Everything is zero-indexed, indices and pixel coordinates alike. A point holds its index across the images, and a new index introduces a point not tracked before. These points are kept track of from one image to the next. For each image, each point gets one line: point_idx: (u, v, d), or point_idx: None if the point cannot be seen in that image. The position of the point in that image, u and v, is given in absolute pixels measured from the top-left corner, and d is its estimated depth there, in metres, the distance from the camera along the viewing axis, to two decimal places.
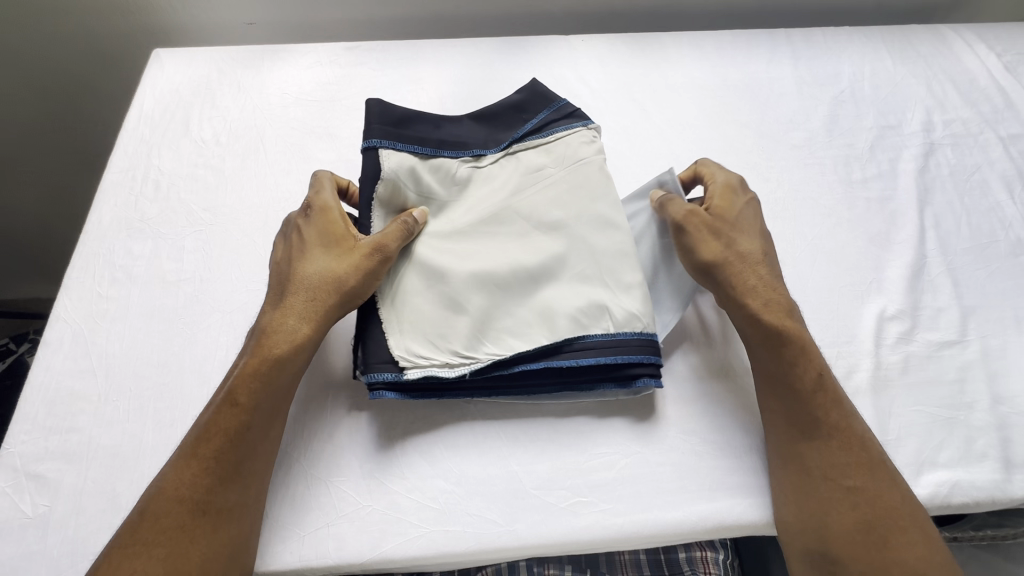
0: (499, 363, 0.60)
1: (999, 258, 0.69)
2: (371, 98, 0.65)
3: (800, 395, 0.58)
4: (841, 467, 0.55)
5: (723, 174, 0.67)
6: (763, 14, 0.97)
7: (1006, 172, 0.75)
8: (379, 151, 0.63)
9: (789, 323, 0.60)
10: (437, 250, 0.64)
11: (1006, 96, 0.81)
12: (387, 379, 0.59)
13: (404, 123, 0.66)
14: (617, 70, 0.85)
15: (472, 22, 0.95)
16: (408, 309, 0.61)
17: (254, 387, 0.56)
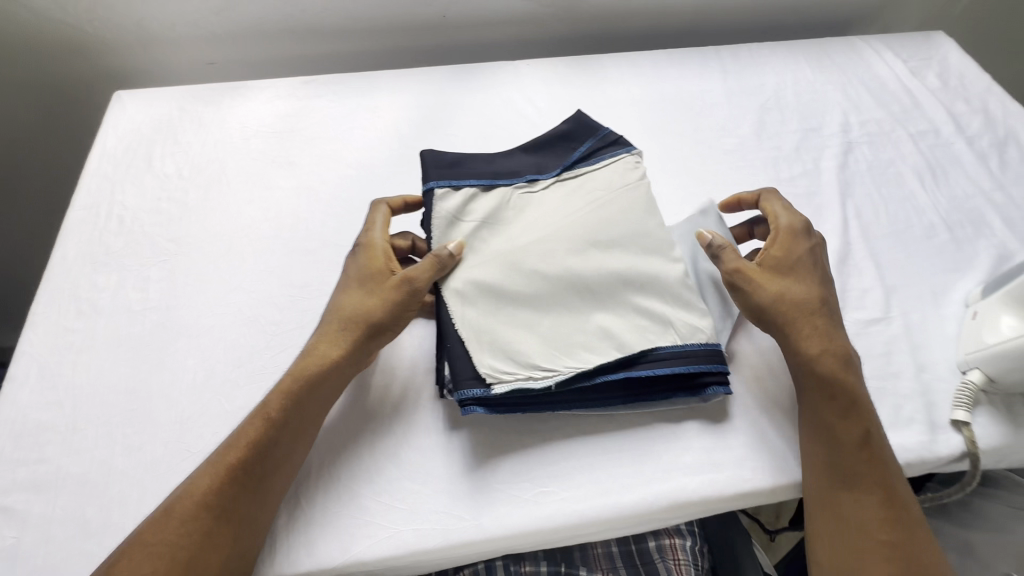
0: (583, 374, 0.59)
1: (916, 240, 0.77)
2: (421, 151, 0.70)
3: (839, 422, 0.57)
4: (866, 493, 0.54)
5: (784, 218, 0.66)
6: (703, 33, 1.08)
7: (917, 164, 0.85)
8: (436, 192, 0.67)
9: (844, 374, 0.59)
10: (504, 273, 0.64)
11: (912, 98, 0.94)
12: (477, 395, 0.57)
13: (458, 164, 0.70)
14: (561, 90, 0.93)
15: (424, 53, 1.03)
16: (475, 328, 0.60)
17: (288, 412, 0.55)
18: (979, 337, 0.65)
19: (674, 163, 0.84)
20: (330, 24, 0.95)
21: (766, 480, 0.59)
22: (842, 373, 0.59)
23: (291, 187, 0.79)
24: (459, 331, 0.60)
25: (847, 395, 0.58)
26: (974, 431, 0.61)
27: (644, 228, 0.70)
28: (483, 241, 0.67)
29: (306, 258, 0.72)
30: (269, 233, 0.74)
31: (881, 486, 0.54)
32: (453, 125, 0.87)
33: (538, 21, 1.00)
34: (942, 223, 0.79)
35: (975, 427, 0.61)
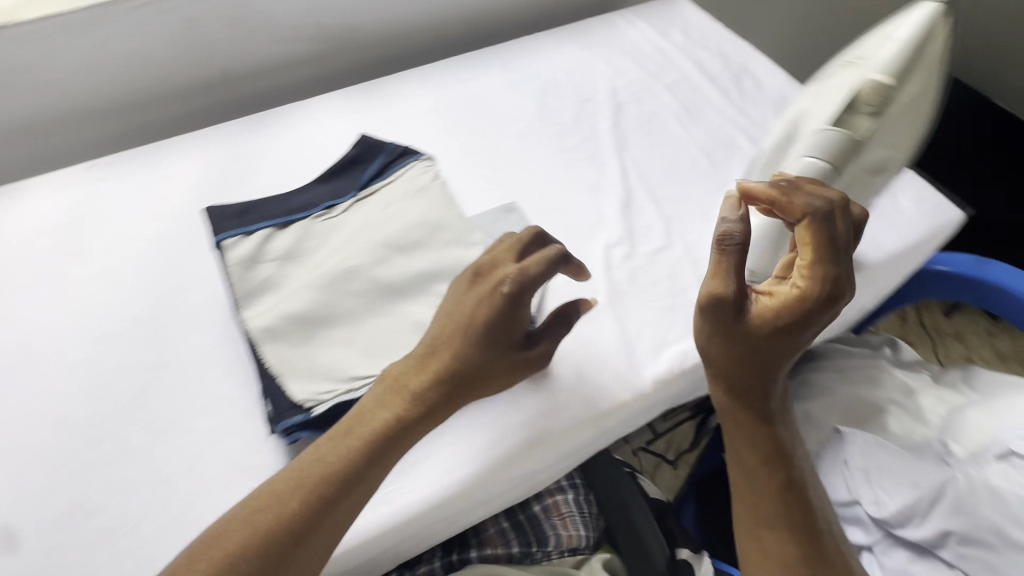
0: None
1: (683, 173, 0.89)
2: (204, 210, 0.71)
3: (762, 468, 0.65)
4: (783, 530, 0.64)
5: (813, 284, 0.58)
6: (483, 36, 1.17)
7: (676, 109, 0.98)
8: (226, 244, 0.67)
9: (776, 431, 0.66)
10: (312, 298, 0.66)
11: (663, 55, 1.08)
12: (298, 421, 0.58)
13: (244, 213, 0.72)
14: (355, 115, 0.96)
15: (217, 111, 1.03)
16: (286, 361, 0.61)
17: (383, 449, 0.55)
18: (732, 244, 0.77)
19: (469, 156, 0.90)
20: (105, 103, 0.93)
21: (586, 413, 0.67)
22: (765, 430, 0.66)
23: (88, 276, 0.76)
24: (271, 368, 0.61)
25: (772, 442, 0.66)
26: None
27: (444, 223, 0.76)
28: (285, 274, 0.68)
29: (115, 340, 0.70)
30: (70, 327, 0.71)
31: (796, 520, 0.64)
32: (253, 172, 0.88)
33: (324, 57, 1.05)
34: (702, 153, 0.91)
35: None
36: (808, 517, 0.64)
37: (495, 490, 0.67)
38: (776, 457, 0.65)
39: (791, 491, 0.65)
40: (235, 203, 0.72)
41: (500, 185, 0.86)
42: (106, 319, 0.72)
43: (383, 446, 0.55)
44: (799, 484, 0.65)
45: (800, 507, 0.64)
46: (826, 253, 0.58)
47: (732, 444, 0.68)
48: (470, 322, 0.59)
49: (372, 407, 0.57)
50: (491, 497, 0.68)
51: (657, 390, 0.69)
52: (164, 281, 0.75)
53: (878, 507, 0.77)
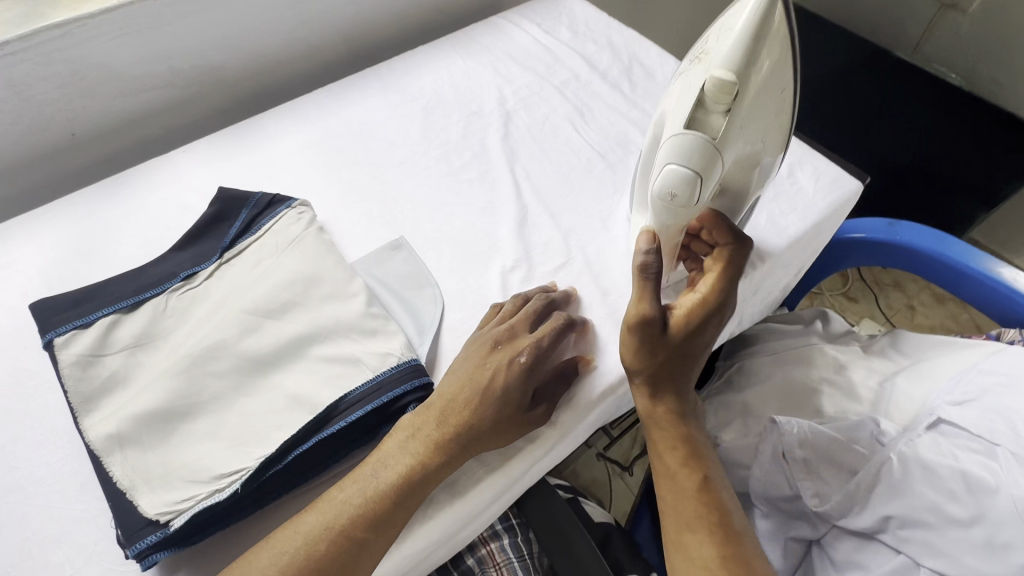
0: (271, 459, 0.55)
1: (579, 180, 0.84)
2: (31, 303, 0.62)
3: (677, 469, 0.61)
4: (701, 536, 0.57)
5: (714, 292, 0.63)
6: (362, 56, 1.10)
7: (567, 111, 0.94)
8: (58, 341, 0.59)
9: (687, 430, 0.63)
10: (167, 388, 0.58)
11: (550, 54, 1.03)
12: (153, 540, 0.50)
13: (82, 300, 0.63)
14: (223, 163, 0.88)
15: (72, 178, 0.93)
16: (137, 469, 0.54)
17: (405, 497, 0.55)
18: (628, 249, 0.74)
19: (350, 192, 0.83)
20: None
21: (493, 463, 0.62)
22: (677, 426, 0.63)
23: None
24: (120, 481, 0.53)
25: (685, 443, 0.62)
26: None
27: (320, 275, 0.69)
28: (136, 364, 0.60)
29: None
30: None
31: (715, 525, 0.58)
32: (110, 245, 0.79)
33: (185, 103, 0.96)
34: (597, 154, 0.87)
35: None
36: (727, 520, 0.58)
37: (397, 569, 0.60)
38: (690, 455, 0.61)
39: (709, 498, 0.59)
40: (71, 290, 0.64)
41: (385, 220, 0.80)
42: None
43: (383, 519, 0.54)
44: (717, 485, 0.61)
45: (716, 510, 0.59)
46: (721, 267, 0.64)
47: (651, 447, 0.64)
48: (481, 391, 0.59)
49: (365, 481, 0.55)
50: (396, 575, 0.61)
51: (567, 424, 0.65)
52: (8, 388, 0.66)
53: (820, 500, 0.75)
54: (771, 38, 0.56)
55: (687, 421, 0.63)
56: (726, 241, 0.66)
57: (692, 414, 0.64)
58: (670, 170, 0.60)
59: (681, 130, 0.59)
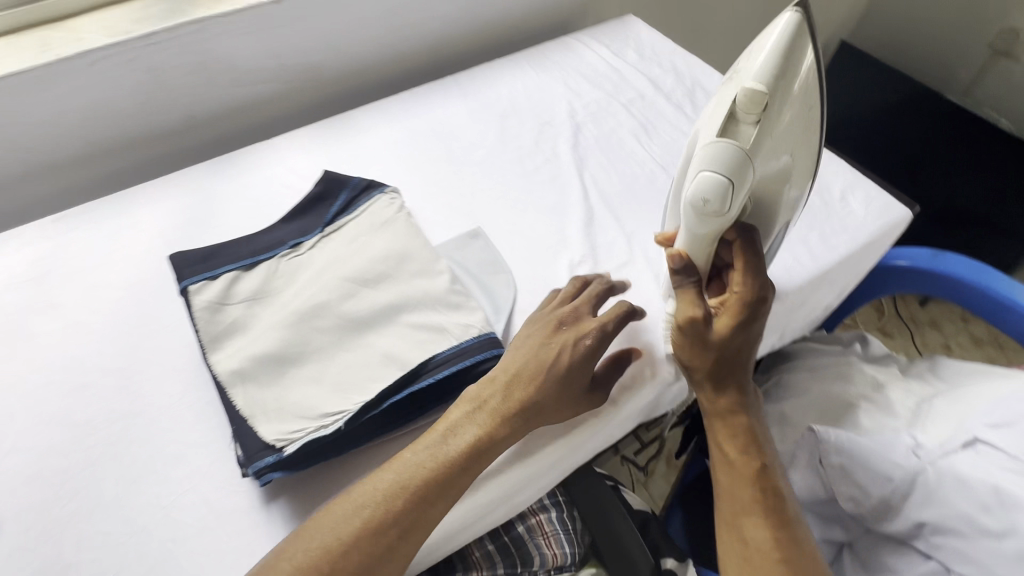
0: (369, 405, 0.62)
1: (642, 190, 0.91)
2: (169, 256, 0.72)
3: (736, 454, 0.67)
4: (756, 515, 0.63)
5: (749, 288, 0.65)
6: (442, 64, 1.20)
7: (633, 127, 1.01)
8: (192, 288, 0.68)
9: (747, 420, 0.68)
10: (279, 337, 0.66)
11: (619, 73, 1.11)
12: (270, 461, 0.58)
13: (209, 257, 0.73)
14: (320, 151, 0.98)
15: (184, 155, 1.04)
16: (256, 401, 0.62)
17: (462, 470, 0.59)
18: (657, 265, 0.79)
19: (433, 184, 0.92)
20: (71, 154, 0.94)
21: (558, 432, 0.69)
22: (736, 416, 0.68)
23: (58, 328, 0.76)
24: (242, 410, 0.61)
25: (747, 433, 0.67)
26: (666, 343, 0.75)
27: (410, 253, 0.77)
28: (253, 314, 0.69)
29: (85, 393, 0.70)
30: (39, 382, 0.71)
31: (769, 506, 0.63)
32: (220, 215, 0.89)
33: (287, 95, 1.07)
34: (659, 167, 0.94)
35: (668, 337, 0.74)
36: (780, 503, 0.64)
37: (467, 518, 0.66)
38: (749, 443, 0.67)
39: (766, 485, 0.65)
40: (200, 248, 0.73)
41: (464, 212, 0.88)
42: (77, 372, 0.72)
43: (467, 470, 0.59)
44: (774, 473, 0.66)
45: (772, 493, 0.64)
46: (750, 261, 0.68)
47: (709, 434, 0.70)
48: (544, 368, 0.64)
49: (436, 446, 0.60)
50: (466, 524, 0.68)
51: (624, 405, 0.71)
52: (134, 329, 0.76)
53: (855, 502, 0.80)
54: (786, 83, 0.62)
55: (747, 411, 0.69)
56: (733, 237, 0.70)
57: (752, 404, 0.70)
58: (703, 178, 0.63)
59: (717, 139, 0.62)
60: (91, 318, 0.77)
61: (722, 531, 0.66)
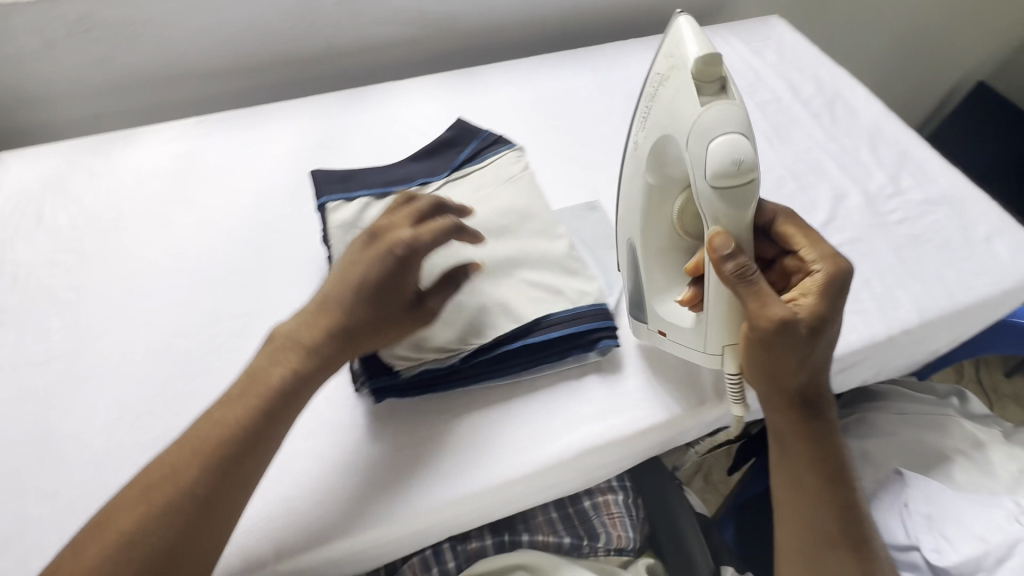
0: (481, 348, 0.64)
1: (768, 193, 0.88)
2: (313, 172, 0.76)
3: (816, 484, 0.62)
4: (833, 550, 0.62)
5: (830, 268, 0.58)
6: (572, 35, 1.19)
7: (765, 129, 0.97)
8: (329, 205, 0.72)
9: (828, 442, 0.63)
10: None
11: (756, 73, 1.07)
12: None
13: (346, 179, 0.76)
14: (447, 100, 0.99)
15: (315, 83, 1.08)
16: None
17: (284, 406, 0.55)
18: (668, 320, 0.64)
19: (555, 152, 0.92)
20: (218, 64, 0.99)
21: (664, 413, 0.66)
22: (824, 443, 0.63)
23: (192, 222, 0.80)
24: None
25: (829, 460, 0.62)
26: (728, 362, 0.62)
27: (532, 211, 0.77)
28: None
29: (212, 286, 0.74)
30: (173, 268, 0.75)
31: (848, 541, 0.62)
32: (347, 145, 0.91)
33: (421, 42, 1.08)
34: (789, 174, 0.90)
35: (728, 356, 0.61)
36: (862, 540, 0.63)
37: (564, 482, 0.66)
38: (833, 475, 0.63)
39: (849, 511, 0.63)
40: (340, 169, 0.77)
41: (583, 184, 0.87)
42: (206, 265, 0.76)
43: (232, 457, 0.51)
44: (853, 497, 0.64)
45: (852, 526, 0.63)
46: (806, 236, 0.60)
47: (784, 453, 0.64)
48: (387, 279, 0.58)
49: (269, 377, 0.55)
50: (558, 488, 0.67)
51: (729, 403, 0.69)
52: (261, 237, 0.79)
53: (940, 557, 0.75)
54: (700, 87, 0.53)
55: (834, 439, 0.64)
56: (774, 218, 0.62)
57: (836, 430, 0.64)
58: (714, 153, 0.51)
59: (709, 111, 0.52)
60: (223, 219, 0.81)
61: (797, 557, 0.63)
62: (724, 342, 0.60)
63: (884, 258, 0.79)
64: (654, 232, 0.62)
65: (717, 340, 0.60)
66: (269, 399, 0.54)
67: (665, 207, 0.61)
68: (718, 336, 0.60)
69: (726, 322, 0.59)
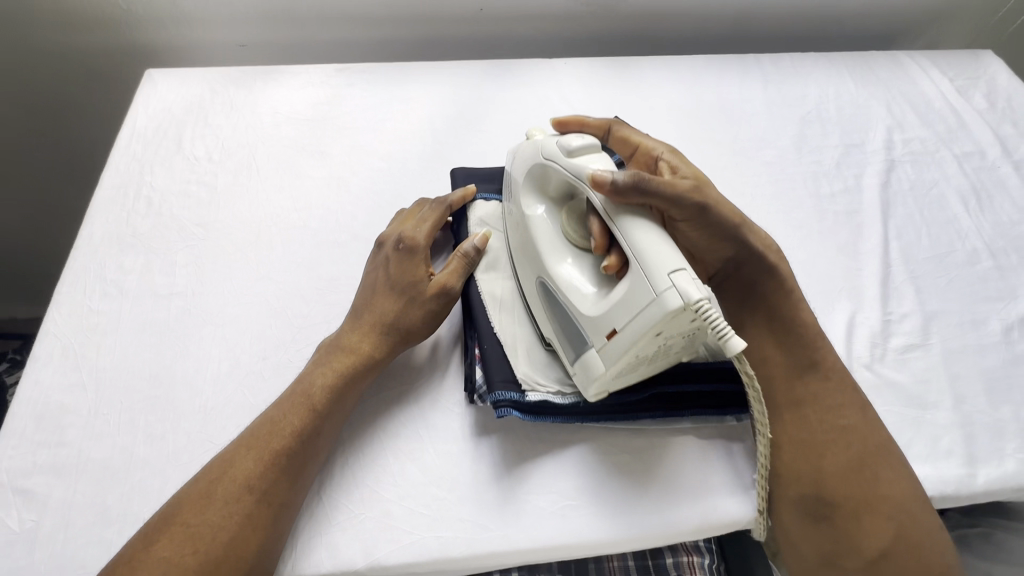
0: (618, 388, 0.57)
1: (957, 267, 0.75)
2: (455, 171, 0.74)
3: (786, 386, 0.57)
4: (833, 463, 0.53)
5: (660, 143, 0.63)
6: (739, 35, 1.06)
7: (961, 187, 0.83)
8: (472, 202, 0.68)
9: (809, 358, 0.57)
10: None
11: (958, 117, 0.91)
12: (513, 398, 0.55)
13: (490, 178, 0.72)
14: (598, 90, 0.90)
15: (458, 46, 1.02)
16: (509, 335, 0.60)
17: (337, 401, 0.55)
18: (605, 313, 0.49)
19: (710, 171, 0.82)
20: (367, 11, 0.94)
21: None
22: (775, 335, 0.58)
23: (322, 177, 0.77)
24: (496, 335, 0.59)
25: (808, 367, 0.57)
26: (688, 288, 0.44)
27: None
28: None
29: (334, 250, 0.71)
30: (297, 222, 0.73)
31: (857, 458, 0.53)
32: (486, 120, 0.85)
33: (576, 19, 1.00)
34: (985, 249, 0.77)
35: (682, 285, 0.44)
36: (875, 455, 0.53)
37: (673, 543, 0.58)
38: (803, 370, 0.57)
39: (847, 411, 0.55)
40: (481, 170, 0.73)
41: None
42: (330, 226, 0.73)
43: (307, 438, 0.53)
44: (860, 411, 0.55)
45: (859, 437, 0.54)
46: (639, 134, 0.65)
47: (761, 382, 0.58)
48: (389, 286, 0.60)
49: (311, 375, 0.56)
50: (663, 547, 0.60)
51: None
52: (388, 206, 0.75)
53: None
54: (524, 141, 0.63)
55: (796, 328, 0.58)
56: (606, 127, 0.66)
57: (803, 321, 0.59)
58: (554, 148, 0.56)
59: (534, 138, 0.61)
60: (351, 179, 0.77)
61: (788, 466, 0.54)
62: (669, 268, 0.45)
63: None
64: (553, 248, 0.56)
65: (657, 267, 0.45)
66: (321, 396, 0.54)
67: (535, 230, 0.57)
68: (654, 264, 0.46)
69: (658, 245, 0.47)
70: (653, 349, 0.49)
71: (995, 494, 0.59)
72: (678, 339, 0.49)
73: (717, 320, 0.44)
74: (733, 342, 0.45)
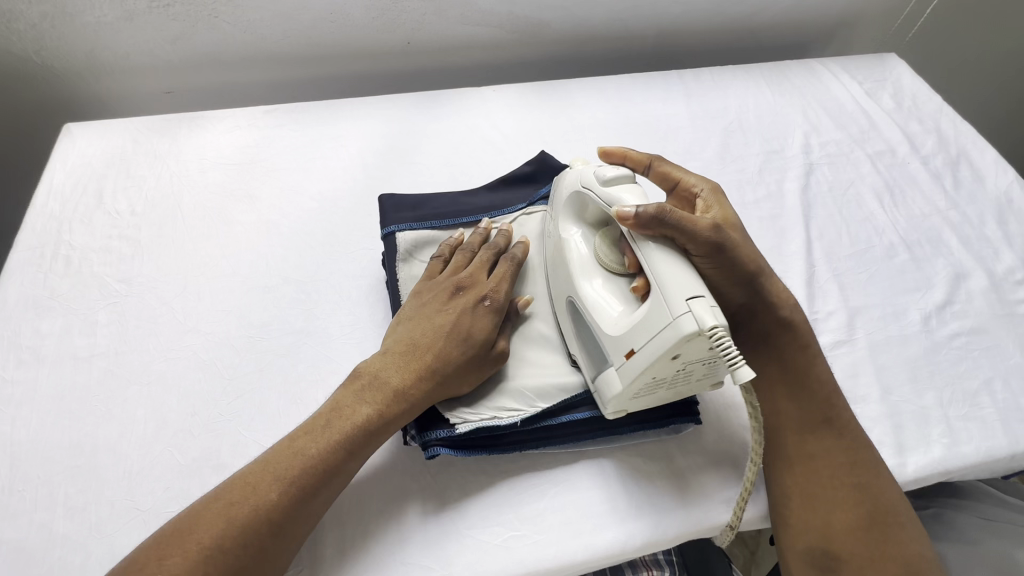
0: (545, 412, 0.58)
1: (877, 261, 0.79)
2: (382, 196, 0.71)
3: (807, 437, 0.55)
4: (840, 522, 0.51)
5: (702, 183, 0.63)
6: (661, 52, 1.11)
7: (876, 184, 0.88)
8: (396, 235, 0.68)
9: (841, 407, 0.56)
10: None
11: (869, 118, 0.96)
12: (441, 434, 0.56)
13: (418, 205, 0.71)
14: (527, 115, 0.91)
15: (390, 77, 1.03)
16: None
17: (346, 455, 0.51)
18: (626, 333, 0.51)
19: None
20: (293, 51, 0.94)
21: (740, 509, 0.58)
22: (793, 394, 0.56)
23: (251, 222, 0.76)
24: None
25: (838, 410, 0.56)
26: (704, 315, 0.45)
27: None
28: None
29: (263, 296, 0.69)
30: (226, 270, 0.71)
31: (867, 515, 0.51)
32: (419, 152, 0.85)
33: (504, 46, 1.02)
34: (901, 243, 0.81)
35: (698, 311, 0.46)
36: (887, 516, 0.51)
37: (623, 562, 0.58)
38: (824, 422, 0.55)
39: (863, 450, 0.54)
40: (410, 196, 0.72)
41: None
42: (260, 271, 0.71)
43: (297, 498, 0.48)
44: (869, 463, 0.54)
45: (873, 494, 0.52)
46: (677, 168, 0.64)
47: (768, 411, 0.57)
48: (442, 332, 0.56)
49: (326, 422, 0.51)
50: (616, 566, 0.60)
51: None
52: (319, 246, 0.74)
53: None
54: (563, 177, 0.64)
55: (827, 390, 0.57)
56: (647, 161, 0.64)
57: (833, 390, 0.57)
58: (591, 175, 0.59)
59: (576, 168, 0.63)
60: (280, 222, 0.76)
61: (793, 514, 0.53)
62: (686, 294, 0.47)
63: (1009, 358, 0.70)
64: (585, 270, 0.58)
65: (677, 293, 0.47)
66: (327, 447, 0.50)
67: (570, 253, 0.59)
68: (674, 290, 0.47)
69: (678, 272, 0.49)
70: (670, 372, 0.50)
71: (925, 481, 0.62)
72: (695, 366, 0.50)
73: (730, 347, 0.45)
74: (744, 370, 0.45)
